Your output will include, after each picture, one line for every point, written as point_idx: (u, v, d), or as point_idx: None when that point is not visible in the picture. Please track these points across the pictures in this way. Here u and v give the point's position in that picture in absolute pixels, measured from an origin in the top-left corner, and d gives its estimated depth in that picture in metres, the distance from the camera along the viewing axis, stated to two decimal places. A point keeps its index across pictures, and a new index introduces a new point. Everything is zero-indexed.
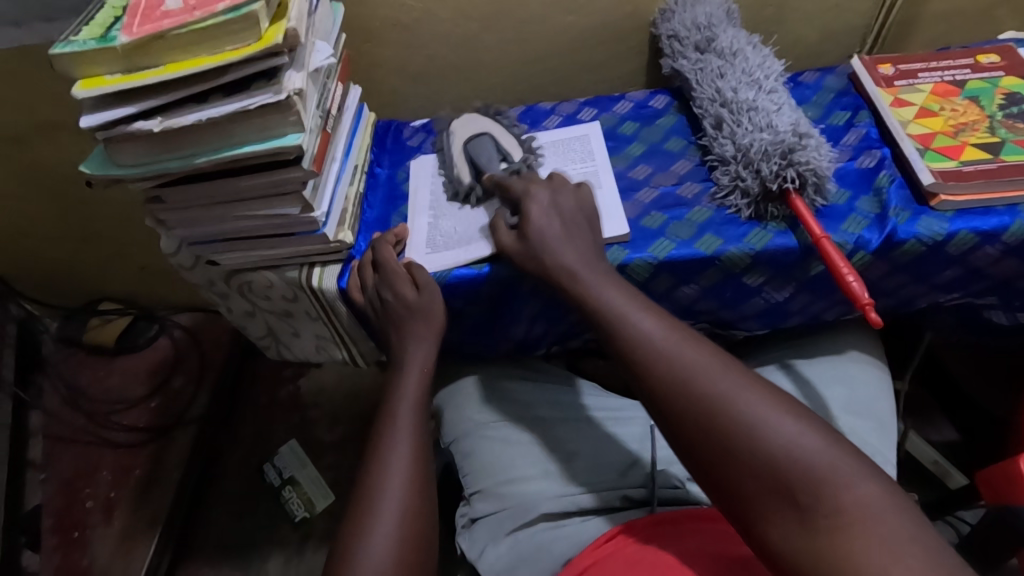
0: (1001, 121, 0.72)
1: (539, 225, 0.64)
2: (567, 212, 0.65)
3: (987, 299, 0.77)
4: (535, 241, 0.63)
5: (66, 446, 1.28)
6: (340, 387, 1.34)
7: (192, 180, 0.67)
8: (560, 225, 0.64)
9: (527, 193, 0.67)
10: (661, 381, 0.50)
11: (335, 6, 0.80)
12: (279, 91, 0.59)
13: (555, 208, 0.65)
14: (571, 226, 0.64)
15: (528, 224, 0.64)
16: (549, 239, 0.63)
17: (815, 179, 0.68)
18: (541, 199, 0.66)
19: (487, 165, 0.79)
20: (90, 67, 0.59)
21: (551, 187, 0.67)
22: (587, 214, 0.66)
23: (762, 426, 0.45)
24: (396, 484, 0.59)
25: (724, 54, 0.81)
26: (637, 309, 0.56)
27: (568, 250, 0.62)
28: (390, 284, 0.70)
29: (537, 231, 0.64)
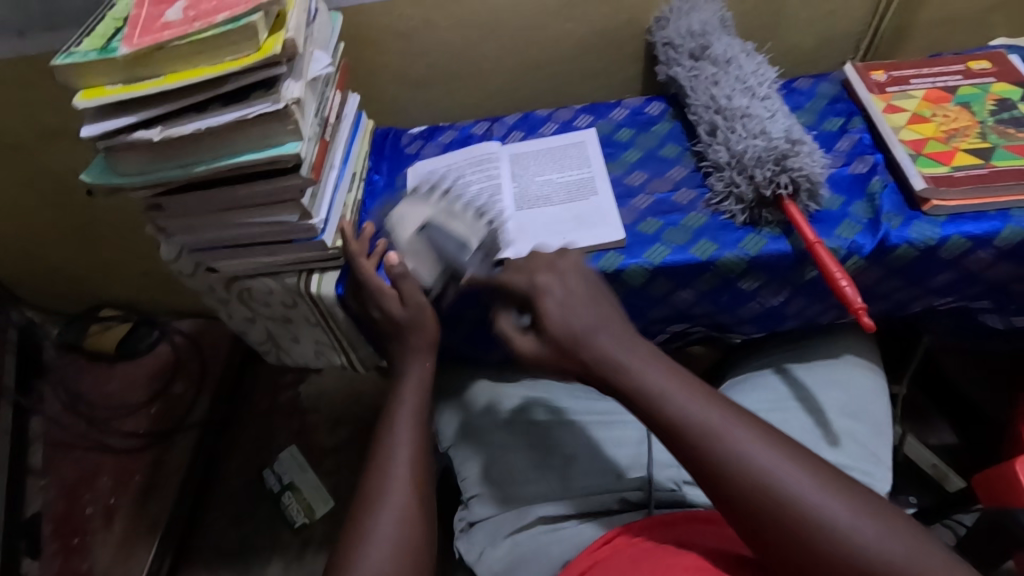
0: (992, 126, 0.72)
1: (558, 322, 0.55)
2: (581, 296, 0.56)
3: (982, 303, 0.78)
4: (567, 346, 0.54)
5: (67, 452, 1.29)
6: (340, 392, 1.34)
7: (192, 189, 0.68)
8: (581, 312, 0.55)
9: (536, 288, 0.57)
10: (736, 486, 0.47)
11: (333, 16, 0.81)
12: (278, 100, 0.60)
13: (569, 300, 0.56)
14: (596, 307, 0.56)
15: (546, 321, 0.55)
16: (576, 336, 0.54)
17: (809, 184, 0.69)
18: (553, 289, 0.57)
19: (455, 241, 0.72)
20: (92, 77, 0.60)
21: (552, 268, 0.59)
22: (601, 293, 0.57)
23: (847, 527, 0.45)
24: (396, 490, 0.59)
25: (718, 62, 0.82)
26: (687, 394, 0.51)
27: (610, 338, 0.54)
28: (378, 299, 0.70)
29: (563, 333, 0.54)
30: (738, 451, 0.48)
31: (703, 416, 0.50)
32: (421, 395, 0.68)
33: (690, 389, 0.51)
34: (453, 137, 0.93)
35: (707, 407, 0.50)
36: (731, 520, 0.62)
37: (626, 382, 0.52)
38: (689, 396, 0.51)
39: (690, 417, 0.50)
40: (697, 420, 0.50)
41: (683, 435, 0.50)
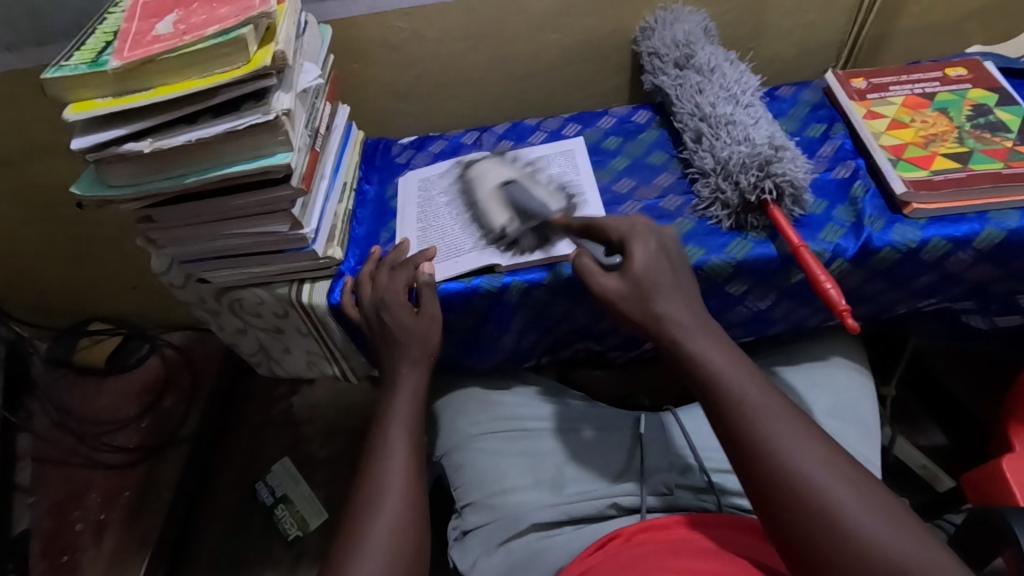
0: (969, 131, 0.74)
1: (643, 267, 0.60)
2: (671, 256, 0.61)
3: (965, 303, 0.79)
4: (645, 288, 0.59)
5: (55, 468, 1.27)
6: (333, 403, 1.34)
7: (183, 200, 0.68)
8: (662, 273, 0.60)
9: (631, 234, 0.63)
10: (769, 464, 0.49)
11: (323, 29, 0.82)
12: (268, 112, 0.61)
13: (659, 254, 0.61)
14: (675, 269, 0.61)
15: (632, 261, 0.60)
16: (657, 284, 0.59)
17: (792, 189, 0.70)
18: (648, 240, 0.62)
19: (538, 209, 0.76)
20: (82, 91, 0.60)
21: (651, 228, 0.64)
22: (683, 261, 0.62)
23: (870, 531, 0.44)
24: (390, 499, 0.60)
25: (703, 70, 0.84)
26: (742, 376, 0.53)
27: (680, 307, 0.58)
28: (388, 306, 0.70)
29: (643, 273, 0.59)
30: (779, 433, 0.50)
31: (751, 397, 0.52)
32: (415, 403, 0.68)
33: (747, 372, 0.54)
34: (443, 146, 0.93)
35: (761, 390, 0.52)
36: (719, 521, 0.62)
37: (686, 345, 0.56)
38: (743, 379, 0.53)
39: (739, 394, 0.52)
40: (743, 398, 0.52)
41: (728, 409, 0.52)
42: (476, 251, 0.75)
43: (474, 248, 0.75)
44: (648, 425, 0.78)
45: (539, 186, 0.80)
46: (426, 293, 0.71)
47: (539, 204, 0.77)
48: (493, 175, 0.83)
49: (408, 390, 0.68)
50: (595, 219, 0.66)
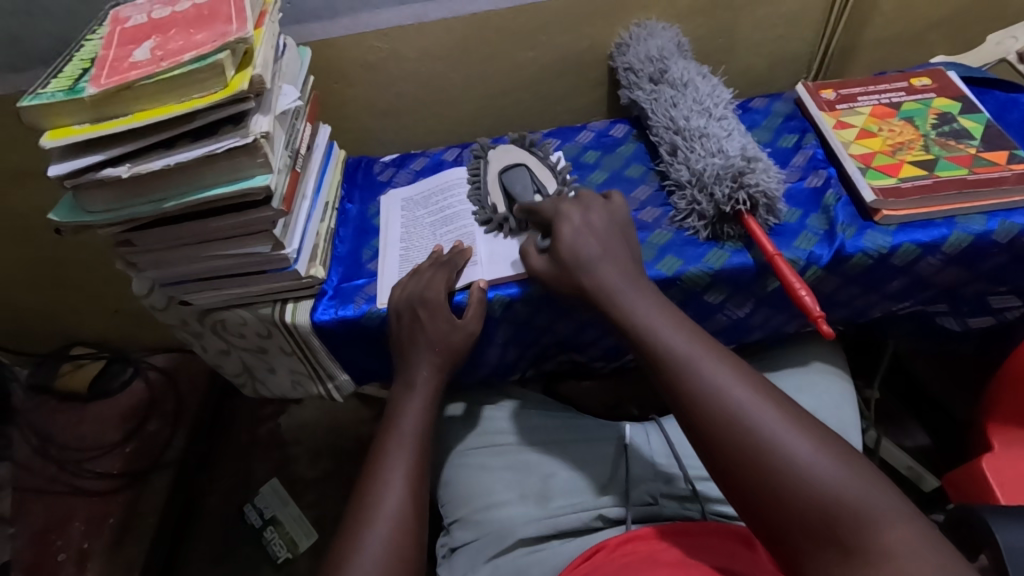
0: (934, 139, 0.76)
1: (568, 245, 0.64)
2: (598, 228, 0.65)
3: (938, 306, 0.81)
4: (573, 267, 0.63)
5: (37, 497, 1.24)
6: (321, 421, 1.33)
7: (163, 224, 0.68)
8: (605, 259, 0.63)
9: (559, 214, 0.67)
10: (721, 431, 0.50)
11: (302, 51, 0.83)
12: (246, 135, 0.61)
13: (588, 228, 0.65)
14: (608, 243, 0.64)
15: (558, 243, 0.65)
16: (582, 258, 0.63)
17: (766, 200, 0.72)
18: (574, 217, 0.66)
19: (522, 195, 0.79)
20: (58, 118, 0.61)
21: (581, 204, 0.68)
22: (620, 228, 0.67)
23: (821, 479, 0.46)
24: (387, 518, 0.59)
25: (677, 85, 0.86)
26: (704, 355, 0.54)
27: (630, 292, 0.60)
28: (428, 303, 0.70)
29: (573, 254, 0.64)
30: (736, 399, 0.51)
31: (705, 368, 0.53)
32: (419, 412, 0.68)
33: (702, 352, 0.54)
34: (425, 163, 0.94)
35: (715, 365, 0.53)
36: (707, 531, 0.61)
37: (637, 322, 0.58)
38: (702, 356, 0.54)
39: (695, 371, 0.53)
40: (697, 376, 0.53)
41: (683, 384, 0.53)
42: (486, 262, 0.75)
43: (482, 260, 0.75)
44: (633, 433, 0.78)
45: (544, 168, 0.83)
46: (475, 305, 0.71)
47: (523, 188, 0.79)
48: (504, 158, 0.85)
49: (409, 406, 0.68)
50: (534, 204, 0.72)
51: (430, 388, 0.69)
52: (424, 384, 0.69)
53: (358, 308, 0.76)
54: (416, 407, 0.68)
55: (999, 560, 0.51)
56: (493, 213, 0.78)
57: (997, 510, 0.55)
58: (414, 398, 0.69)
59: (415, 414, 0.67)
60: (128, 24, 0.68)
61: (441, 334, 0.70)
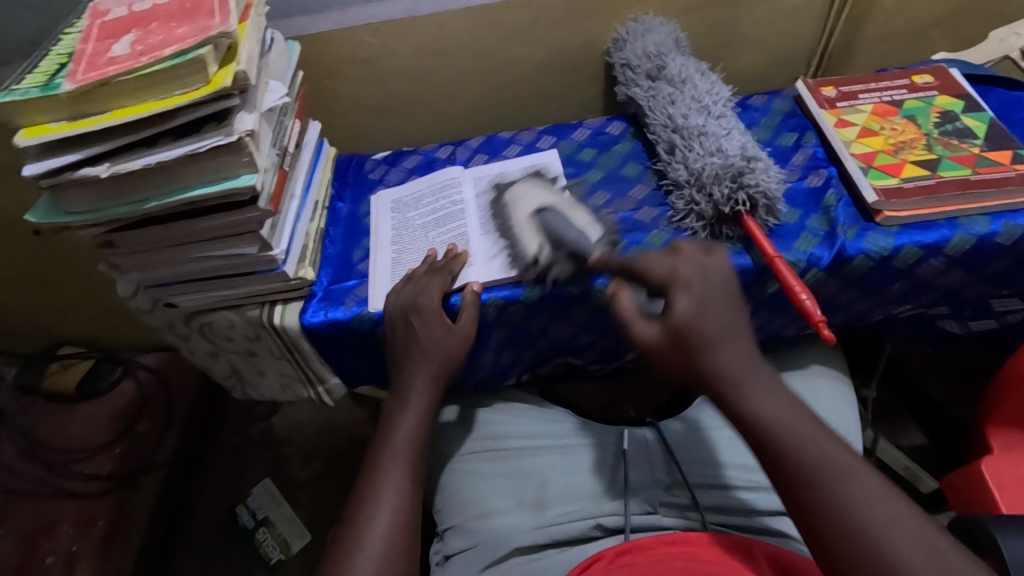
0: (937, 138, 0.75)
1: (687, 316, 0.54)
2: (719, 300, 0.55)
3: (940, 308, 0.80)
4: (694, 339, 0.53)
5: (23, 500, 1.22)
6: (314, 422, 1.31)
7: (145, 224, 0.66)
8: (733, 351, 0.52)
9: (677, 280, 0.57)
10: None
11: (290, 45, 0.81)
12: (230, 133, 0.59)
13: (704, 299, 0.55)
14: (715, 299, 0.55)
15: (674, 309, 0.54)
16: (703, 334, 0.53)
17: (766, 200, 0.70)
18: (692, 287, 0.56)
19: (577, 240, 0.69)
20: (33, 115, 0.58)
21: (696, 267, 0.58)
22: (736, 298, 0.56)
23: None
24: (380, 529, 0.57)
25: (674, 82, 0.84)
26: (855, 485, 0.45)
27: (759, 390, 0.51)
28: (418, 308, 0.69)
29: (686, 322, 0.53)
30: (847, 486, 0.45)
31: (862, 491, 0.45)
32: (414, 418, 0.66)
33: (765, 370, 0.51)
34: (417, 162, 0.92)
35: (874, 501, 0.44)
36: (704, 541, 0.60)
37: (787, 450, 0.48)
38: (848, 482, 0.45)
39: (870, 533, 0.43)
40: (835, 498, 0.45)
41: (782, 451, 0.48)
42: (480, 265, 0.73)
43: (477, 263, 0.73)
44: (632, 440, 0.77)
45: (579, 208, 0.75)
46: (467, 309, 0.69)
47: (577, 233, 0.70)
48: (529, 201, 0.77)
49: (403, 415, 0.66)
50: (634, 261, 0.61)
51: (425, 395, 0.68)
52: (418, 392, 0.68)
53: (349, 310, 0.74)
54: (408, 412, 0.66)
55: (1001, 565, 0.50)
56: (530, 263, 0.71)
57: (1001, 519, 0.54)
58: (408, 406, 0.67)
59: (408, 421, 0.66)
60: (108, 17, 0.66)
61: (434, 341, 0.68)
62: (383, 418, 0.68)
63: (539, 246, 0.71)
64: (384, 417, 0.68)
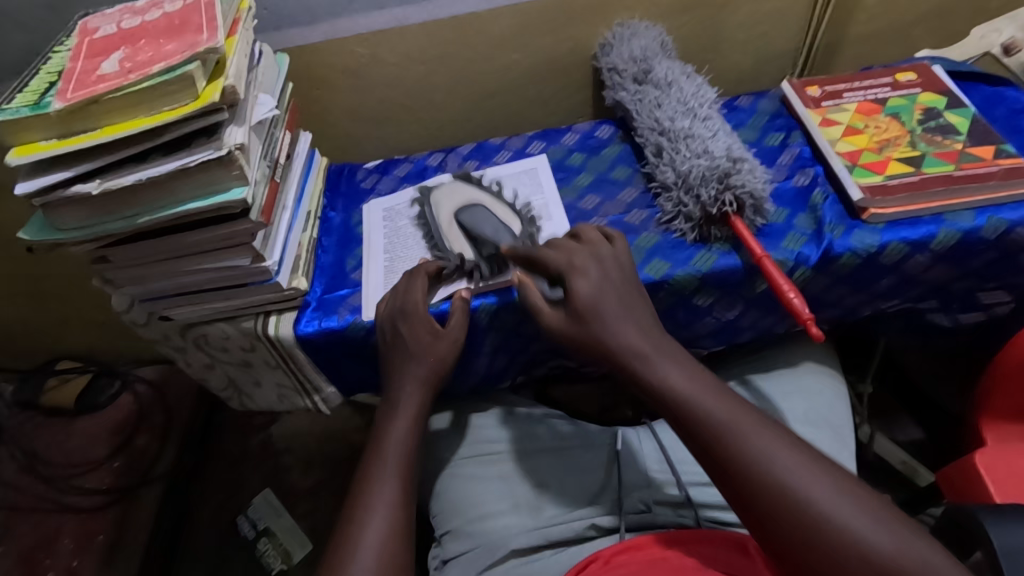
0: (921, 135, 0.76)
1: (587, 300, 0.59)
2: (615, 284, 0.60)
3: (929, 303, 0.80)
4: (591, 320, 0.58)
5: (22, 516, 1.22)
6: (313, 431, 1.31)
7: (138, 239, 0.66)
8: (602, 325, 0.58)
9: (569, 267, 0.62)
10: (727, 450, 0.49)
11: (279, 58, 0.81)
12: (220, 147, 0.60)
13: (602, 286, 0.60)
14: (617, 292, 0.60)
15: (575, 296, 0.60)
16: (600, 312, 0.58)
17: (753, 201, 0.71)
18: (589, 273, 0.61)
19: (560, 201, 0.76)
20: (23, 134, 0.59)
21: (593, 254, 0.63)
22: (631, 285, 0.61)
23: (835, 514, 0.45)
24: (373, 538, 0.57)
25: (660, 85, 0.85)
26: (668, 364, 0.55)
27: (637, 336, 0.57)
28: (407, 316, 0.69)
29: (587, 306, 0.59)
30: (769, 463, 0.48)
31: (771, 452, 0.48)
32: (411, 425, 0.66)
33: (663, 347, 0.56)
34: (409, 169, 0.93)
35: (686, 373, 0.54)
36: (699, 539, 0.60)
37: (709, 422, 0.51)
38: (663, 362, 0.55)
39: (686, 397, 0.52)
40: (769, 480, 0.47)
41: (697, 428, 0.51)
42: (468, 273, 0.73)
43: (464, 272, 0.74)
44: (626, 441, 0.78)
45: (582, 179, 0.81)
46: (457, 316, 0.70)
47: (563, 195, 0.77)
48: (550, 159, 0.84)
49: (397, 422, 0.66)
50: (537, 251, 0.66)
51: (416, 403, 0.68)
52: (408, 397, 0.68)
53: (343, 319, 0.75)
54: (401, 420, 0.66)
55: (994, 558, 0.51)
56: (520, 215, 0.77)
57: (992, 510, 0.54)
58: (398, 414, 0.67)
59: (399, 427, 0.66)
60: (97, 35, 0.67)
61: (427, 348, 0.69)
62: (376, 424, 0.68)
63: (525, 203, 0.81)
64: (376, 424, 0.68)
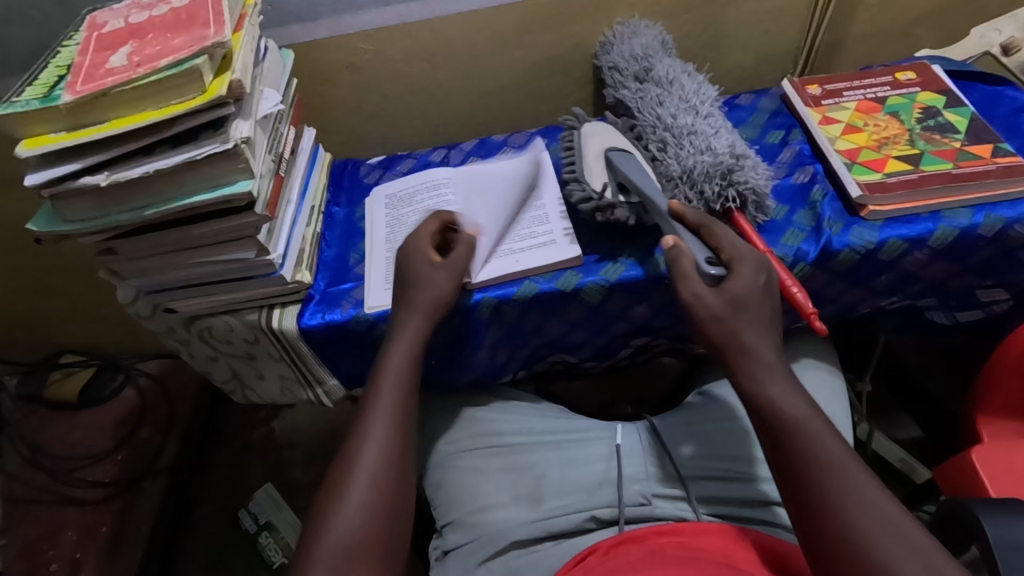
0: (919, 133, 0.76)
1: (748, 290, 0.60)
2: (771, 291, 0.62)
3: (927, 301, 0.81)
4: (743, 311, 0.59)
5: (26, 507, 1.23)
6: (315, 425, 1.32)
7: (144, 231, 0.67)
8: (748, 324, 0.59)
9: (743, 253, 0.63)
10: (815, 479, 0.51)
11: (284, 53, 0.82)
12: (227, 140, 0.60)
13: (760, 286, 0.61)
14: (766, 309, 0.61)
15: (734, 281, 0.61)
16: (750, 312, 0.60)
17: (755, 197, 0.72)
18: (757, 270, 0.62)
19: (644, 184, 0.71)
20: (34, 126, 0.60)
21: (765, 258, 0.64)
22: (774, 306, 0.62)
23: (879, 541, 0.47)
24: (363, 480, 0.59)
25: (662, 83, 0.85)
26: (780, 383, 0.57)
27: (753, 335, 0.59)
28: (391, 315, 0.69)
29: (744, 295, 0.60)
30: (834, 480, 0.51)
31: (844, 471, 0.51)
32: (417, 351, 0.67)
33: (770, 351, 0.59)
34: (411, 165, 0.94)
35: (797, 396, 0.56)
36: (697, 530, 0.61)
37: (791, 421, 0.54)
38: (776, 380, 0.57)
39: (789, 418, 0.54)
40: (827, 491, 0.50)
41: (780, 425, 0.55)
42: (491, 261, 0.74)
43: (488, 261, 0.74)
44: (625, 435, 0.78)
45: (644, 156, 0.77)
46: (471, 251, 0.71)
47: (642, 178, 0.72)
48: (604, 139, 0.79)
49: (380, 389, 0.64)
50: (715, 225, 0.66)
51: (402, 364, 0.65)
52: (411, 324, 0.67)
53: (345, 312, 0.75)
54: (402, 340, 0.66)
55: (988, 550, 0.52)
56: (600, 200, 0.73)
57: (990, 505, 0.55)
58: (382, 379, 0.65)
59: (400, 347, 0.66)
60: (105, 29, 0.67)
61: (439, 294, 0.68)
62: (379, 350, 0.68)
63: (605, 184, 0.75)
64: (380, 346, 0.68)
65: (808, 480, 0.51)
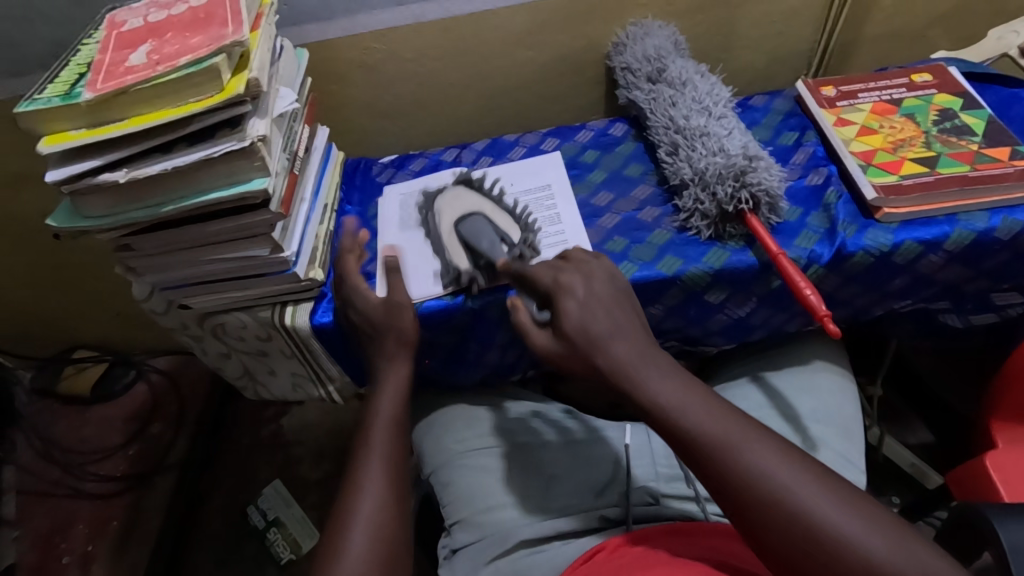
0: (936, 135, 0.76)
1: (575, 322, 0.57)
2: (604, 301, 0.58)
3: (941, 304, 0.80)
4: (586, 343, 0.56)
5: (39, 500, 1.24)
6: (324, 423, 1.33)
7: (161, 228, 0.68)
8: (612, 339, 0.56)
9: (558, 285, 0.61)
10: (743, 481, 0.47)
11: (299, 52, 0.83)
12: (244, 139, 0.61)
13: (592, 302, 0.58)
14: (617, 314, 0.58)
15: (563, 319, 0.58)
16: (596, 335, 0.56)
17: (768, 198, 0.72)
18: (574, 290, 0.59)
19: (489, 249, 0.75)
20: (55, 123, 0.60)
21: (581, 271, 0.62)
22: (627, 309, 0.59)
23: (831, 523, 0.44)
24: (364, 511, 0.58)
25: (675, 83, 0.85)
26: (667, 385, 0.53)
27: (622, 351, 0.55)
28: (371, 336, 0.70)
29: (577, 326, 0.57)
30: (762, 470, 0.47)
31: (761, 458, 0.48)
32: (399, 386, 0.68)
33: (645, 359, 0.55)
34: (423, 164, 0.94)
35: (683, 393, 0.52)
36: (709, 532, 0.61)
37: (688, 429, 0.50)
38: (662, 384, 0.53)
39: (689, 425, 0.50)
40: (759, 488, 0.46)
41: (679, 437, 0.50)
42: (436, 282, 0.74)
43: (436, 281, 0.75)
44: (635, 436, 0.78)
45: (502, 215, 0.80)
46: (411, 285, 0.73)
47: (489, 243, 0.76)
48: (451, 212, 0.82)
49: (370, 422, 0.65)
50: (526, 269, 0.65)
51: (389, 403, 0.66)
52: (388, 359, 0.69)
53: None
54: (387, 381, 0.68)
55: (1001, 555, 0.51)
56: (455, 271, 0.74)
57: (1004, 509, 0.54)
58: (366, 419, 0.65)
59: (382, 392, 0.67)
60: (124, 28, 0.68)
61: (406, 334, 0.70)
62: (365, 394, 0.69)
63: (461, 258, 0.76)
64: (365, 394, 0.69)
65: (736, 484, 0.47)
